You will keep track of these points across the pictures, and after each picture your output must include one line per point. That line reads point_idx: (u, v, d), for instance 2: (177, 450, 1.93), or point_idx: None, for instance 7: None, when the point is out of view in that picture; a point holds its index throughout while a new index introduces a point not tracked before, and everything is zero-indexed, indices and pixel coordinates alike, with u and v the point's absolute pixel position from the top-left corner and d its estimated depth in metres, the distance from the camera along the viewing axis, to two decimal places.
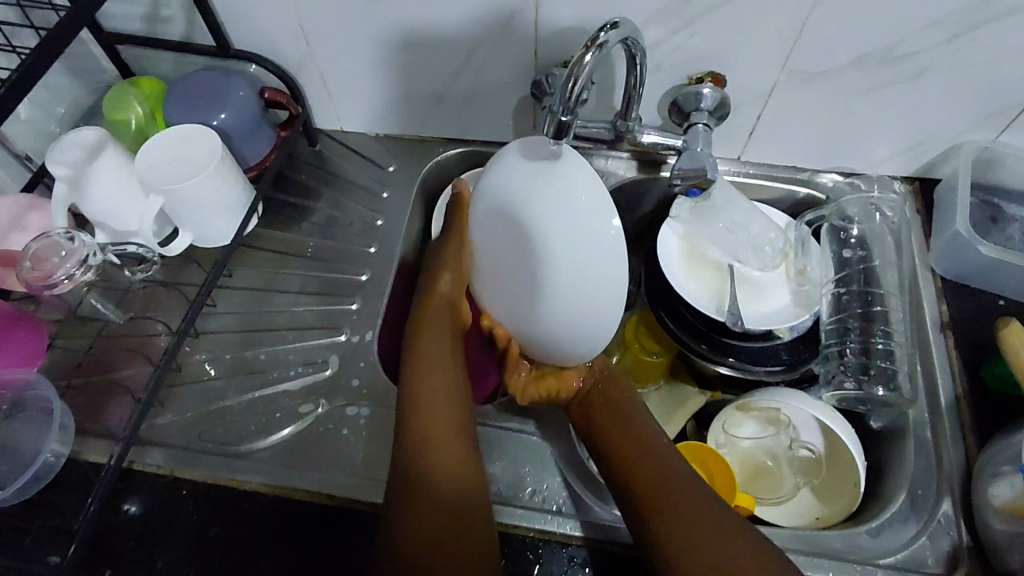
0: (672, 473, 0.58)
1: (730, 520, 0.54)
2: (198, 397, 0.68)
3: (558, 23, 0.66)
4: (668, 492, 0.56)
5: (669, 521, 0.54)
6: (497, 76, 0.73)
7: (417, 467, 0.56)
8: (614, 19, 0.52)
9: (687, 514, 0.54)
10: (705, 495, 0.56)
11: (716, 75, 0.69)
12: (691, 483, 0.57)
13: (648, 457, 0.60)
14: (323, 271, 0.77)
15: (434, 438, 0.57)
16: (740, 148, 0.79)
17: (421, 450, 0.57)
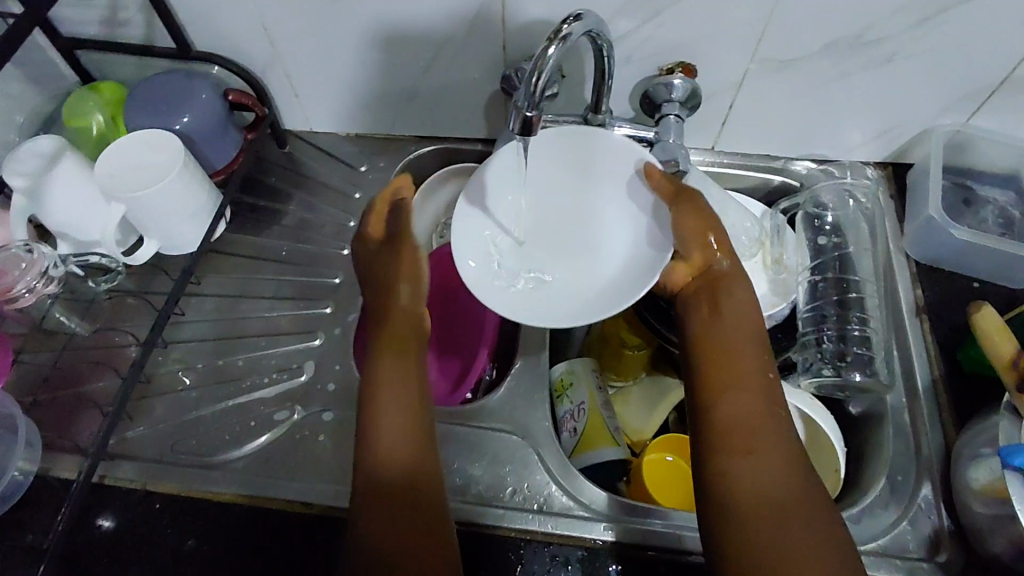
0: (770, 425, 0.54)
1: (794, 479, 0.51)
2: (171, 407, 0.67)
3: (526, 16, 0.65)
4: (744, 430, 0.54)
5: (738, 463, 0.52)
6: (467, 71, 0.72)
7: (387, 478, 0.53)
8: (578, 11, 0.51)
9: (755, 458, 0.52)
10: (796, 467, 0.52)
11: (687, 65, 0.68)
12: (783, 444, 0.53)
13: (747, 400, 0.55)
14: (296, 275, 0.75)
15: (395, 436, 0.56)
16: (713, 137, 0.79)
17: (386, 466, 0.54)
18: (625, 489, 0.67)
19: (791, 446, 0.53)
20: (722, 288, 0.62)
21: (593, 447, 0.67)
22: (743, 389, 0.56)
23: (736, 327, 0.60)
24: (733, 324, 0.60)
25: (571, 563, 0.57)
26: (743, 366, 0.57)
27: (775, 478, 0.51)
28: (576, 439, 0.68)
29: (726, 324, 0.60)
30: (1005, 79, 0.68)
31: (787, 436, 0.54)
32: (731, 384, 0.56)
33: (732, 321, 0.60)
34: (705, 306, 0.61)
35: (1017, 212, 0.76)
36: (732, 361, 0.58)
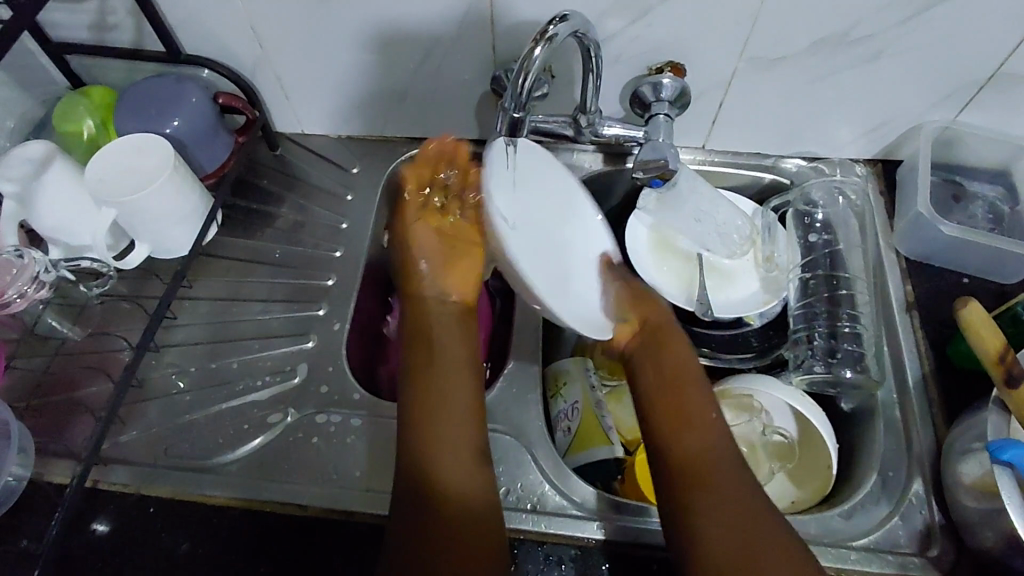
0: (722, 469, 0.56)
1: (759, 519, 0.53)
2: (164, 411, 0.67)
3: (515, 17, 0.66)
4: (704, 475, 0.55)
5: (701, 510, 0.53)
6: (458, 72, 0.72)
7: (431, 441, 0.57)
8: (563, 11, 0.51)
9: (715, 502, 0.54)
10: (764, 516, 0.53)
11: (676, 65, 0.68)
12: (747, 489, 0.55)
13: (708, 450, 0.57)
14: (288, 278, 0.75)
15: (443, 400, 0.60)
16: (704, 136, 0.79)
17: (432, 427, 0.58)
18: (619, 489, 0.67)
19: (750, 485, 0.55)
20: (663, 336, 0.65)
21: (587, 446, 0.67)
22: (705, 445, 0.57)
23: (679, 375, 0.62)
24: (675, 364, 0.63)
25: (565, 562, 0.57)
26: (694, 407, 0.60)
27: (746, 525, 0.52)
28: (570, 438, 0.68)
29: (674, 365, 0.63)
30: (992, 75, 0.68)
31: (742, 473, 0.56)
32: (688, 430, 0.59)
33: (669, 363, 0.63)
34: (653, 362, 0.63)
35: (1006, 207, 0.77)
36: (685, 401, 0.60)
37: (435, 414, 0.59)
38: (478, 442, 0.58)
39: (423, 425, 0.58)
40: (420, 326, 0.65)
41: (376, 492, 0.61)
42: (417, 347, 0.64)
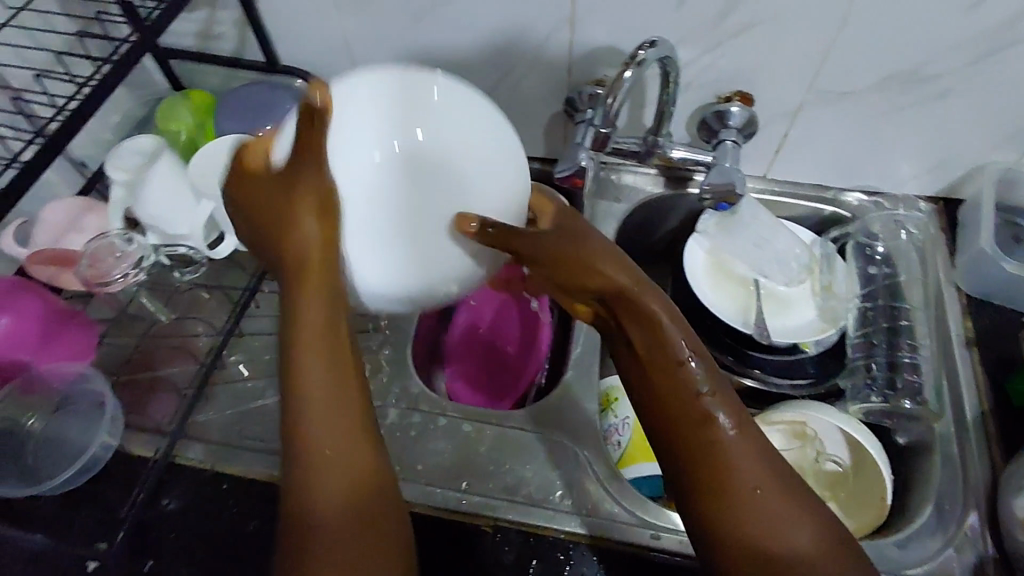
0: (737, 465, 0.44)
1: (796, 515, 0.43)
2: (237, 396, 0.70)
3: (592, 43, 0.69)
4: (722, 482, 0.44)
5: (729, 527, 0.43)
6: (532, 92, 0.76)
7: (329, 436, 0.46)
8: (652, 37, 0.55)
9: (744, 512, 0.43)
10: (802, 530, 0.42)
11: (745, 94, 0.71)
12: (778, 498, 0.43)
13: (714, 458, 0.44)
14: None
15: (341, 383, 0.48)
16: (766, 165, 0.81)
17: (324, 415, 0.47)
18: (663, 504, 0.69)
19: (770, 471, 0.44)
20: (637, 303, 0.48)
21: (636, 462, 0.69)
22: (710, 448, 0.45)
23: (655, 352, 0.48)
24: (658, 343, 0.47)
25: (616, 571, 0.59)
26: (685, 396, 0.46)
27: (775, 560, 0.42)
28: (619, 453, 0.70)
29: (660, 346, 0.47)
30: None
31: (756, 459, 0.44)
32: (683, 429, 0.46)
33: (646, 344, 0.48)
34: (636, 352, 0.49)
35: None
36: (679, 384, 0.46)
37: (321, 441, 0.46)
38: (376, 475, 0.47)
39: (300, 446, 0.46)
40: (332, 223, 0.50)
41: (416, 482, 0.63)
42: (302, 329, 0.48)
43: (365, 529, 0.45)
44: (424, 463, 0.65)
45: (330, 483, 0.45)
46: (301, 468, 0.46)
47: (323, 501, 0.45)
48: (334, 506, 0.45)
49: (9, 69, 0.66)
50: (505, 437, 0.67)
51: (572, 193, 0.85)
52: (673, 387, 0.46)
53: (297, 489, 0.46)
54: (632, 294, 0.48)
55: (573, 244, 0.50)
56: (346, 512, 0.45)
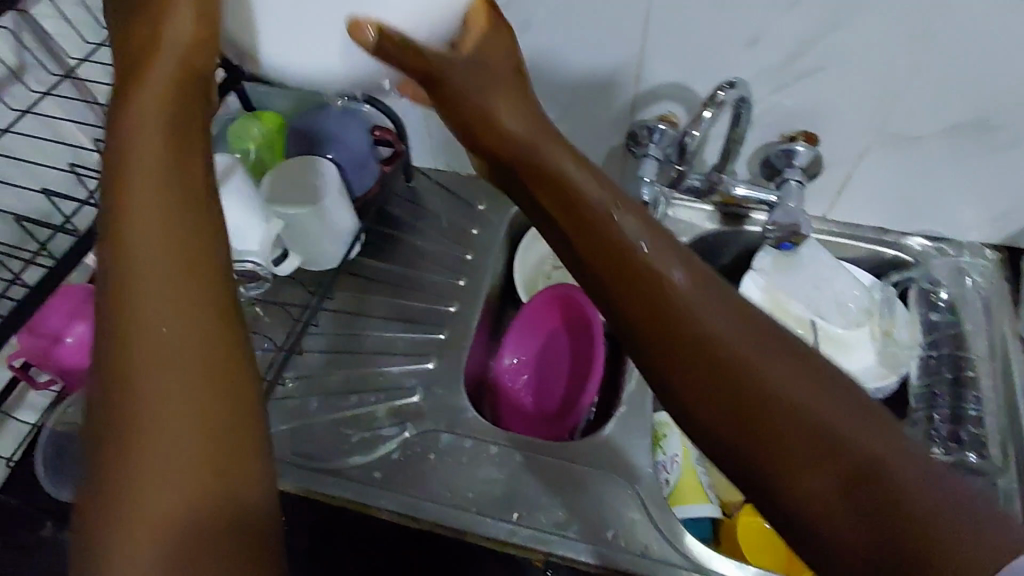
0: (733, 341, 0.38)
1: (809, 379, 0.37)
2: (290, 411, 0.71)
3: (658, 79, 0.70)
4: (724, 363, 0.38)
5: (754, 426, 0.36)
6: (594, 123, 0.77)
7: (148, 414, 0.35)
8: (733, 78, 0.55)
9: (754, 386, 0.37)
10: (835, 403, 0.36)
11: (810, 134, 0.71)
12: (786, 371, 0.37)
13: (716, 343, 0.39)
14: (408, 299, 0.79)
15: (181, 333, 0.37)
16: (827, 205, 0.80)
17: (157, 381, 0.35)
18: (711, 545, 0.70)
19: (770, 338, 0.39)
20: (566, 181, 0.48)
21: (684, 502, 0.69)
22: (695, 339, 0.39)
23: (619, 242, 0.45)
24: (596, 223, 0.46)
25: None
26: (668, 290, 0.41)
27: (823, 438, 0.34)
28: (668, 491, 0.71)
29: (597, 221, 0.46)
30: None
31: (744, 326, 0.39)
32: (672, 318, 0.40)
33: (597, 229, 0.46)
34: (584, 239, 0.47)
35: None
36: (640, 268, 0.43)
37: (142, 343, 0.36)
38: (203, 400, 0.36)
39: (130, 354, 0.36)
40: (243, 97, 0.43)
41: (466, 510, 0.63)
42: (124, 283, 0.37)
43: (222, 480, 0.35)
44: (473, 490, 0.65)
45: (169, 457, 0.35)
46: (118, 457, 0.34)
47: (147, 494, 0.34)
48: (168, 486, 0.34)
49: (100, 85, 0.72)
50: (557, 470, 0.66)
51: None
52: (650, 279, 0.42)
53: (111, 490, 0.34)
54: (562, 175, 0.48)
55: (533, 145, 0.49)
56: (195, 503, 0.34)
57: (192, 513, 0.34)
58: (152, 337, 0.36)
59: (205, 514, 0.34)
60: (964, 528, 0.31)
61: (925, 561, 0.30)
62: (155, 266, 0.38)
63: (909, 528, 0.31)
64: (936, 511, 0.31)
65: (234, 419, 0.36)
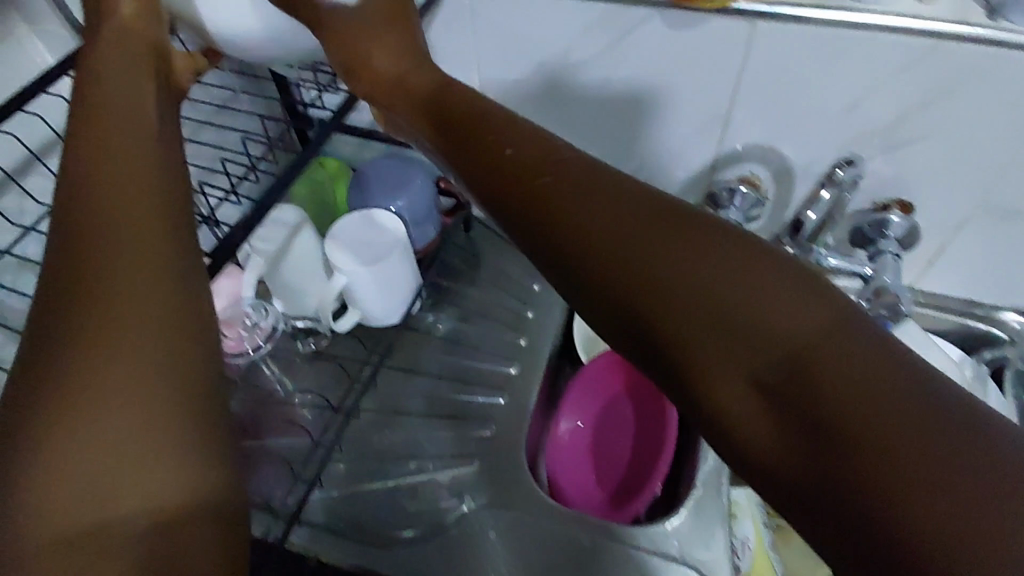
0: (646, 240, 0.32)
1: (745, 277, 0.30)
2: (343, 476, 0.68)
3: (744, 140, 0.66)
4: (643, 273, 0.31)
5: (683, 337, 0.30)
6: (668, 181, 0.73)
7: (89, 383, 0.28)
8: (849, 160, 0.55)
9: (675, 293, 0.30)
10: (757, 281, 0.30)
11: (905, 204, 0.66)
12: (691, 247, 0.31)
13: (614, 225, 0.33)
14: (466, 358, 0.76)
15: (130, 301, 0.31)
16: (914, 274, 0.75)
17: (59, 364, 0.31)
18: None
19: (682, 234, 0.32)
20: (479, 121, 0.41)
21: None
22: (607, 246, 0.32)
23: (533, 150, 0.38)
24: (511, 146, 0.39)
25: None
26: (561, 177, 0.36)
27: (732, 326, 0.29)
28: None
29: (508, 147, 0.39)
30: None
31: (660, 224, 0.32)
32: (573, 208, 0.34)
33: (519, 148, 0.38)
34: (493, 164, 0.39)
35: None
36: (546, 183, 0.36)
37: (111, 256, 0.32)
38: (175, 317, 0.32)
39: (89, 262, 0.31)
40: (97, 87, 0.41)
41: None
42: (87, 237, 0.32)
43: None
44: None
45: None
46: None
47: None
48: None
49: (192, 149, 0.66)
50: (627, 561, 0.61)
51: None
52: (547, 177, 0.36)
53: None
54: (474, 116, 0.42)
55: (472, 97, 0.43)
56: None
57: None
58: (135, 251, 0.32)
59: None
60: (962, 441, 0.24)
61: (862, 472, 0.24)
62: (130, 188, 0.35)
63: (845, 432, 0.25)
64: (885, 412, 0.25)
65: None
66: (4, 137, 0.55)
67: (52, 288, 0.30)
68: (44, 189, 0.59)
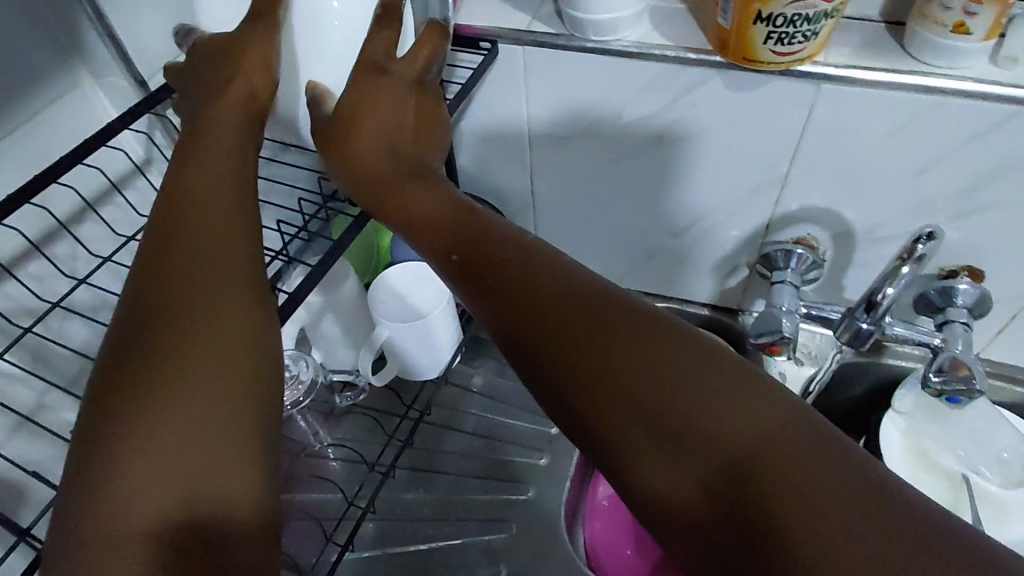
0: (600, 332, 0.32)
1: (692, 379, 0.30)
2: (374, 536, 0.65)
3: (803, 201, 0.64)
4: (592, 363, 0.31)
5: (629, 430, 0.30)
6: (720, 241, 0.71)
7: (158, 403, 0.34)
8: (930, 228, 0.50)
9: (621, 387, 0.31)
10: (691, 376, 0.30)
11: (975, 270, 0.63)
12: (624, 339, 0.32)
13: (555, 313, 0.33)
14: (505, 414, 0.73)
15: (204, 344, 0.36)
16: (983, 344, 0.71)
17: (171, 367, 0.35)
18: None
19: (631, 328, 0.32)
20: (461, 216, 0.41)
21: None
22: (564, 334, 0.33)
23: (487, 246, 0.38)
24: (477, 234, 0.39)
25: None
26: (514, 272, 0.36)
27: (667, 422, 0.29)
28: None
29: (478, 232, 0.39)
30: None
31: (615, 318, 0.32)
32: (522, 301, 0.35)
33: (473, 250, 0.39)
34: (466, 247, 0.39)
35: None
36: (510, 267, 0.36)
37: (187, 295, 0.37)
38: (225, 359, 0.36)
39: (171, 298, 0.37)
40: (202, 135, 0.46)
41: None
42: (175, 277, 0.38)
43: (209, 475, 0.33)
44: None
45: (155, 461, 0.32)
46: (119, 443, 0.33)
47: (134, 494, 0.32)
48: (160, 471, 0.32)
49: None
50: None
51: (748, 347, 0.77)
52: (498, 274, 0.37)
53: (96, 486, 0.32)
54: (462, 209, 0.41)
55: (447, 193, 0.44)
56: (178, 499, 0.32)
57: (178, 501, 0.32)
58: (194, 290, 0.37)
59: (193, 521, 0.32)
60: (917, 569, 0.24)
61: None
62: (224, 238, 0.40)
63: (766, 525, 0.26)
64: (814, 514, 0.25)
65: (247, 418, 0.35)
66: (61, 186, 0.55)
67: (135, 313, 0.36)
68: (96, 237, 0.59)
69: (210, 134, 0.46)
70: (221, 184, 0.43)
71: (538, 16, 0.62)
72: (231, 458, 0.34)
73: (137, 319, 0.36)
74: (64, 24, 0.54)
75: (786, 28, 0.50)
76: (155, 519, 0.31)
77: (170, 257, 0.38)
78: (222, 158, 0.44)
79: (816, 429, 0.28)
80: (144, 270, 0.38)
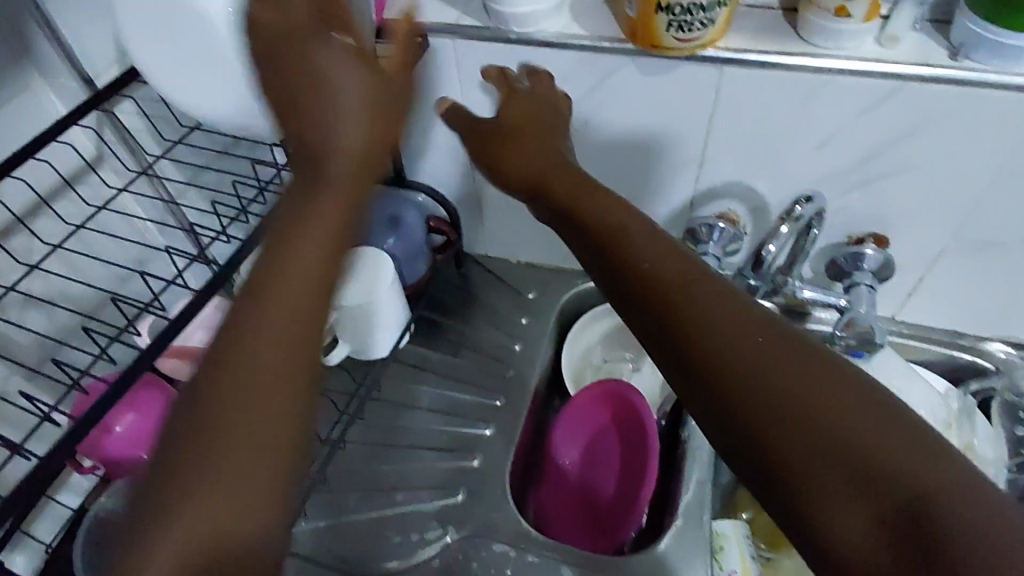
0: (785, 372, 0.38)
1: (869, 419, 0.35)
2: (328, 507, 0.69)
3: (720, 176, 0.69)
4: (780, 397, 0.37)
5: (813, 460, 0.35)
6: (650, 219, 0.76)
7: (215, 453, 0.35)
8: (808, 194, 0.59)
9: (808, 424, 0.36)
10: (869, 422, 0.35)
11: (880, 237, 0.69)
12: (805, 380, 0.37)
13: (739, 355, 0.39)
14: (454, 390, 0.77)
15: (250, 394, 0.37)
16: (897, 307, 0.76)
17: (229, 416, 0.36)
18: None
19: (811, 371, 0.37)
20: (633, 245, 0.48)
21: None
22: (745, 374, 0.39)
23: (668, 282, 0.45)
24: (668, 272, 0.46)
25: None
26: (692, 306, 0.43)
27: (853, 466, 0.34)
28: None
29: (670, 277, 0.45)
30: None
31: (789, 360, 0.38)
32: (701, 340, 0.41)
33: (653, 284, 0.46)
34: (655, 280, 0.46)
35: None
36: (691, 303, 0.43)
37: (258, 347, 0.38)
38: (277, 412, 0.37)
39: (254, 350, 0.37)
40: (313, 152, 0.44)
41: None
42: (245, 327, 0.38)
43: (240, 551, 0.34)
44: None
45: (192, 524, 0.34)
46: (168, 490, 0.34)
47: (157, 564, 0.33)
48: (202, 521, 0.34)
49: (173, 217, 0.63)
50: None
51: None
52: (674, 312, 0.43)
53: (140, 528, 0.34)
54: (631, 237, 0.49)
55: (621, 228, 0.50)
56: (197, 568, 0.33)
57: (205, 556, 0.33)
58: (267, 346, 0.38)
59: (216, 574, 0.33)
60: None
61: None
62: (308, 282, 0.40)
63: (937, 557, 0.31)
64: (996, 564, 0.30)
65: (276, 473, 0.36)
66: (13, 181, 0.58)
67: (238, 361, 0.37)
68: (50, 230, 0.62)
69: (315, 146, 0.44)
70: (333, 229, 0.42)
71: (465, 9, 0.66)
72: (265, 511, 0.35)
73: (220, 365, 0.37)
74: (10, 28, 0.57)
75: (683, 16, 0.55)
76: (184, 562, 0.33)
77: (260, 310, 0.39)
78: (338, 186, 0.43)
79: (966, 476, 0.33)
80: (250, 321, 0.38)
